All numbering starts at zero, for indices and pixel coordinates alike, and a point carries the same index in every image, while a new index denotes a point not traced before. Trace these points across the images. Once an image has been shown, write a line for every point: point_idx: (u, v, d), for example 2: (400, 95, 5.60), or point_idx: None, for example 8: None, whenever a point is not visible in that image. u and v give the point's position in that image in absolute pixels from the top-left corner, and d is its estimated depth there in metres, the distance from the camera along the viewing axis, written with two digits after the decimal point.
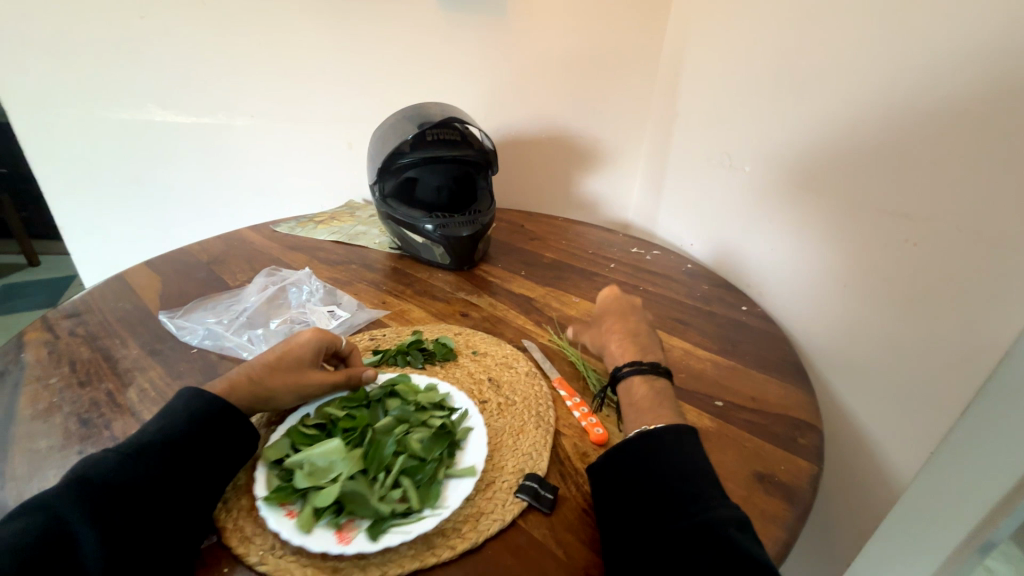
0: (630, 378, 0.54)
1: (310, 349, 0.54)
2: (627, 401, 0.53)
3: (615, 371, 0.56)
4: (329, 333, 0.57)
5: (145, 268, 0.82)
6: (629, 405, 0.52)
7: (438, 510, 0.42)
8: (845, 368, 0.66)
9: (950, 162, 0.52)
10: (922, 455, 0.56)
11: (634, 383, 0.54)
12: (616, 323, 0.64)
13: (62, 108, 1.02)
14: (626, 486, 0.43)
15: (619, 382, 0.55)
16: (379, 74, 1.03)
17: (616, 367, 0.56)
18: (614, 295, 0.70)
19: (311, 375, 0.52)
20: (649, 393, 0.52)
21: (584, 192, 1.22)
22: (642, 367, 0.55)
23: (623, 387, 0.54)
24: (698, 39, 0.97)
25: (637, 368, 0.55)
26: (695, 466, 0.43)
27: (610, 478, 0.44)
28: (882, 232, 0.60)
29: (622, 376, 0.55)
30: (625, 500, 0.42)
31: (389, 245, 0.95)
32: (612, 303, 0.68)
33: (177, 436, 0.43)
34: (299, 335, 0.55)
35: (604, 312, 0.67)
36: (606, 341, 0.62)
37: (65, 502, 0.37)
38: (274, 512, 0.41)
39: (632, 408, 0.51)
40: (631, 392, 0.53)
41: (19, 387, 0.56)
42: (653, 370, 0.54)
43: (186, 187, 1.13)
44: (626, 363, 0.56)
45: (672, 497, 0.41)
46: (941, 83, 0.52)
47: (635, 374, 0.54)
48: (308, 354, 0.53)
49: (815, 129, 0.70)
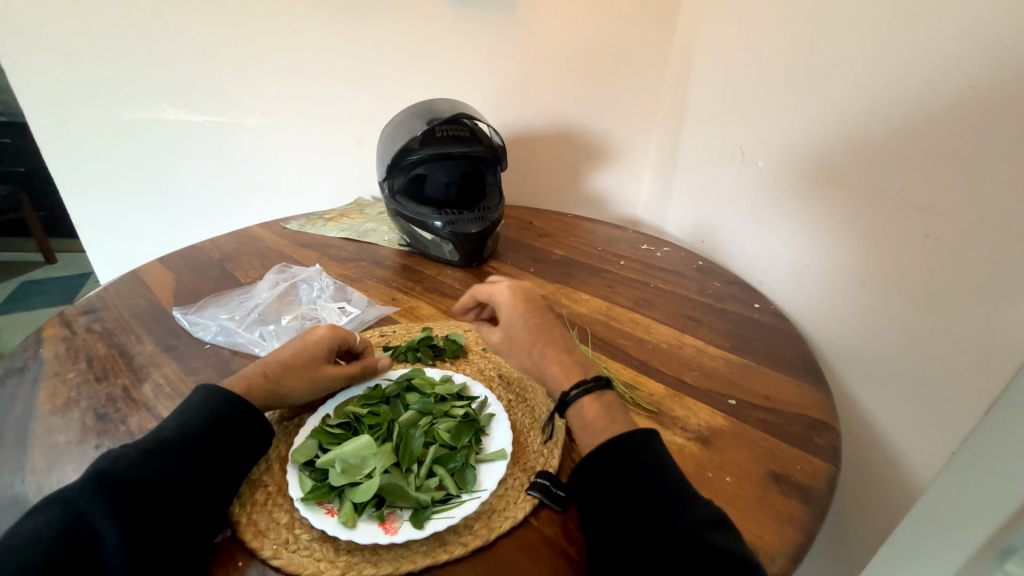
0: (580, 401, 0.48)
1: (326, 345, 0.54)
2: (580, 428, 0.47)
3: (561, 396, 0.48)
4: (345, 330, 0.57)
5: (159, 265, 0.83)
6: (584, 431, 0.46)
7: (476, 493, 0.42)
8: (862, 366, 0.65)
9: (972, 154, 0.50)
10: (942, 456, 0.54)
11: (584, 404, 0.47)
12: (536, 337, 0.52)
13: (77, 107, 1.03)
14: (597, 490, 0.42)
15: (568, 409, 0.48)
16: (388, 71, 1.03)
17: (562, 393, 0.49)
18: (512, 296, 0.55)
19: (326, 368, 0.53)
20: (601, 412, 0.47)
21: (594, 189, 1.21)
22: (586, 384, 0.48)
23: (572, 413, 0.48)
24: (709, 32, 0.95)
25: (585, 388, 0.48)
26: (668, 469, 0.42)
27: (582, 485, 0.43)
28: (901, 228, 0.59)
29: (571, 402, 0.48)
30: (600, 508, 0.41)
31: (399, 242, 0.95)
32: (513, 308, 0.54)
33: (195, 433, 0.43)
34: (314, 331, 0.55)
35: (514, 326, 0.53)
36: (541, 367, 0.51)
37: (87, 496, 0.37)
38: (313, 511, 0.40)
39: (589, 434, 0.46)
40: (583, 415, 0.47)
41: (38, 382, 0.57)
42: (599, 383, 0.49)
43: (197, 185, 1.14)
44: (569, 383, 0.49)
45: (645, 503, 0.40)
46: (965, 74, 0.51)
47: (584, 394, 0.48)
48: (322, 349, 0.54)
49: (831, 122, 0.68)
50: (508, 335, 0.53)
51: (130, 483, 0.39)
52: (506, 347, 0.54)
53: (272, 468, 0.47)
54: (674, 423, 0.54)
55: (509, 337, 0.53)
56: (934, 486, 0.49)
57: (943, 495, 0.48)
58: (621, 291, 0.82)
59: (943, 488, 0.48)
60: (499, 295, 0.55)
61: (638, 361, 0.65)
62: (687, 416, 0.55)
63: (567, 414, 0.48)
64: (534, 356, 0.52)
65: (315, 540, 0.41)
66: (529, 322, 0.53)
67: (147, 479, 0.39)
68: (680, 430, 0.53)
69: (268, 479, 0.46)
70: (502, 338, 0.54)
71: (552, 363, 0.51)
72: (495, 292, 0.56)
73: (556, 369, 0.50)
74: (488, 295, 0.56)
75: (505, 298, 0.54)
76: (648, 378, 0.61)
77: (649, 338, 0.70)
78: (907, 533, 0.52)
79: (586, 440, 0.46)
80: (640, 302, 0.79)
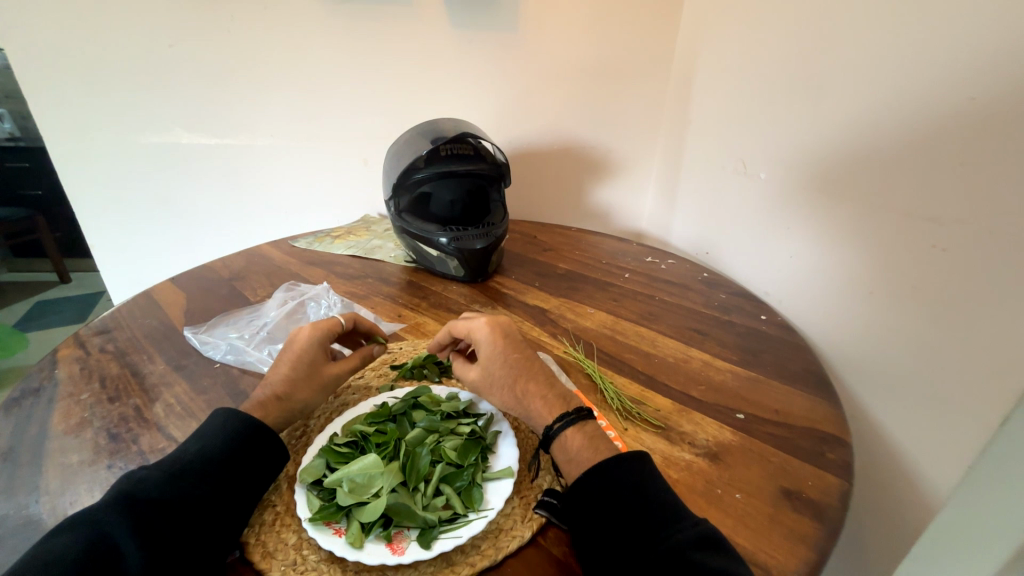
0: (564, 433, 0.48)
1: (317, 344, 0.55)
2: (565, 461, 0.46)
3: (545, 430, 0.48)
4: (326, 322, 0.58)
5: (170, 286, 0.85)
6: (569, 464, 0.46)
7: (483, 512, 0.42)
8: (873, 377, 0.64)
9: (975, 165, 0.51)
10: (959, 469, 0.53)
11: (568, 436, 0.47)
12: (517, 372, 0.52)
13: (93, 132, 1.06)
14: (593, 512, 0.41)
15: (553, 442, 0.48)
16: (394, 93, 1.06)
17: (546, 426, 0.49)
18: (492, 332, 0.55)
19: (329, 368, 0.55)
20: (587, 442, 0.47)
21: (597, 203, 1.22)
22: (569, 416, 0.48)
23: (557, 445, 0.47)
24: (711, 46, 0.97)
25: (568, 420, 0.48)
26: (660, 489, 0.42)
27: (579, 505, 0.42)
28: (908, 238, 0.59)
29: (554, 436, 0.48)
30: (601, 529, 0.40)
31: (405, 258, 0.96)
32: (493, 345, 0.54)
33: (217, 455, 0.44)
34: (299, 337, 0.56)
35: (495, 362, 0.53)
36: (524, 405, 0.51)
37: (108, 518, 0.38)
38: (321, 532, 0.40)
39: (574, 466, 0.46)
40: (567, 446, 0.47)
41: (53, 403, 0.58)
42: (581, 413, 0.49)
43: (208, 206, 1.17)
44: (552, 417, 0.49)
45: (642, 524, 0.39)
46: (965, 86, 0.51)
47: (567, 426, 0.48)
48: (318, 351, 0.55)
49: (835, 135, 0.69)
50: (487, 372, 0.53)
51: (154, 503, 0.39)
52: (485, 384, 0.53)
53: (280, 488, 0.47)
54: (681, 439, 0.54)
55: (488, 375, 0.53)
56: (951, 501, 0.48)
57: (963, 512, 0.47)
58: (626, 305, 0.82)
59: (961, 504, 0.46)
60: (479, 332, 0.56)
61: (644, 375, 0.64)
62: (694, 431, 0.55)
63: (551, 447, 0.48)
64: (516, 394, 0.51)
65: (323, 560, 0.41)
66: (509, 358, 0.53)
67: (173, 500, 0.40)
68: (688, 446, 0.53)
69: (276, 499, 0.46)
70: (480, 375, 0.54)
71: (535, 400, 0.50)
72: (475, 329, 0.56)
73: (539, 406, 0.50)
74: (467, 331, 0.57)
75: (485, 334, 0.55)
76: (654, 393, 0.61)
77: (655, 352, 0.69)
78: (926, 551, 0.51)
79: (573, 472, 0.45)
80: (646, 315, 0.79)
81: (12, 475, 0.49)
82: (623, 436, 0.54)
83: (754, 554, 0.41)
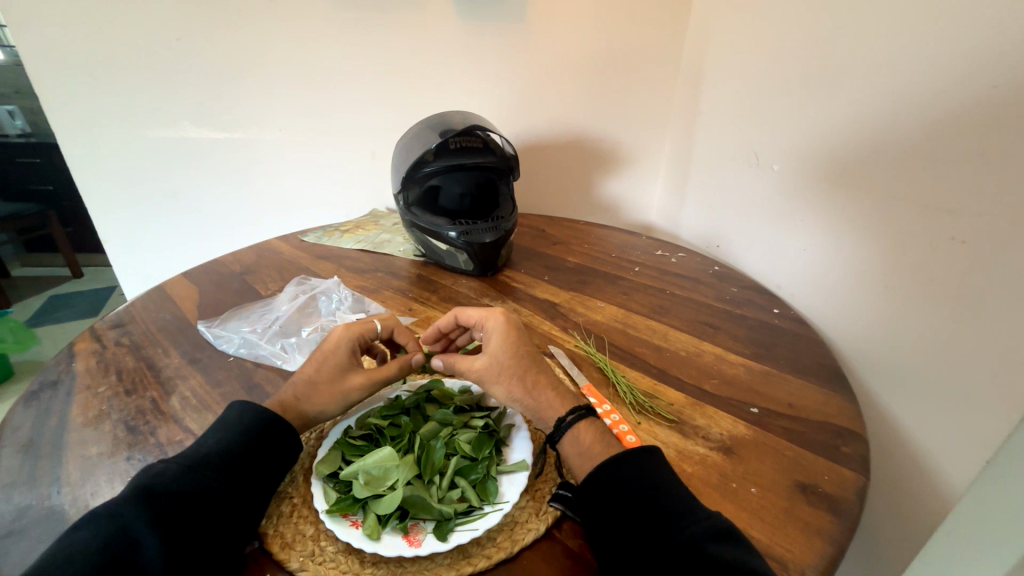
0: (575, 426, 0.48)
1: (346, 345, 0.55)
2: (577, 454, 0.46)
3: (557, 422, 0.48)
4: (359, 326, 0.57)
5: (183, 280, 0.86)
6: (582, 457, 0.46)
7: (499, 505, 0.42)
8: (888, 371, 0.64)
9: (998, 154, 0.49)
10: (977, 464, 0.52)
11: (579, 429, 0.47)
12: (528, 364, 0.52)
13: (102, 128, 1.06)
14: (608, 506, 0.41)
15: (564, 435, 0.47)
16: (402, 86, 1.06)
17: (557, 418, 0.48)
18: (506, 322, 0.55)
19: (354, 376, 0.53)
20: (598, 436, 0.47)
21: (606, 195, 1.21)
22: (580, 410, 0.49)
23: (568, 439, 0.47)
24: (722, 37, 0.95)
25: (579, 413, 0.48)
26: (673, 484, 0.42)
27: (593, 499, 0.42)
28: (925, 228, 0.57)
29: (566, 428, 0.47)
30: (616, 522, 0.40)
31: (414, 252, 0.96)
32: (505, 334, 0.54)
33: (233, 448, 0.44)
34: (331, 337, 0.55)
35: (507, 352, 0.53)
36: (534, 397, 0.50)
37: (129, 511, 0.38)
38: (337, 523, 0.40)
39: (586, 461, 0.45)
40: (579, 439, 0.47)
41: (71, 396, 0.59)
42: (590, 409, 0.49)
43: (217, 201, 1.17)
44: (564, 410, 0.49)
45: (659, 517, 0.39)
46: (987, 73, 0.50)
47: (578, 419, 0.48)
48: (345, 354, 0.54)
49: (849, 126, 0.68)
50: (494, 360, 0.52)
51: (175, 496, 0.40)
52: (491, 373, 0.52)
53: (297, 480, 0.48)
54: (695, 433, 0.54)
55: (497, 364, 0.52)
56: (971, 497, 0.47)
57: (983, 510, 0.46)
58: (636, 298, 0.81)
59: (982, 501, 0.46)
60: (493, 321, 0.56)
61: (656, 369, 0.64)
62: (708, 426, 0.55)
63: (561, 442, 0.47)
64: (525, 384, 0.51)
65: (340, 552, 0.41)
66: (519, 349, 0.53)
67: (192, 494, 0.41)
68: (702, 440, 0.53)
69: (293, 491, 0.46)
70: (487, 364, 0.53)
71: (547, 393, 0.50)
72: (489, 318, 0.56)
73: (552, 398, 0.50)
74: (482, 319, 0.57)
75: (500, 323, 0.55)
76: (667, 387, 0.61)
77: (667, 346, 0.69)
78: (944, 548, 0.50)
79: (584, 465, 0.45)
80: (655, 308, 0.78)
81: (33, 467, 0.49)
82: (637, 430, 0.54)
83: (771, 549, 0.41)
